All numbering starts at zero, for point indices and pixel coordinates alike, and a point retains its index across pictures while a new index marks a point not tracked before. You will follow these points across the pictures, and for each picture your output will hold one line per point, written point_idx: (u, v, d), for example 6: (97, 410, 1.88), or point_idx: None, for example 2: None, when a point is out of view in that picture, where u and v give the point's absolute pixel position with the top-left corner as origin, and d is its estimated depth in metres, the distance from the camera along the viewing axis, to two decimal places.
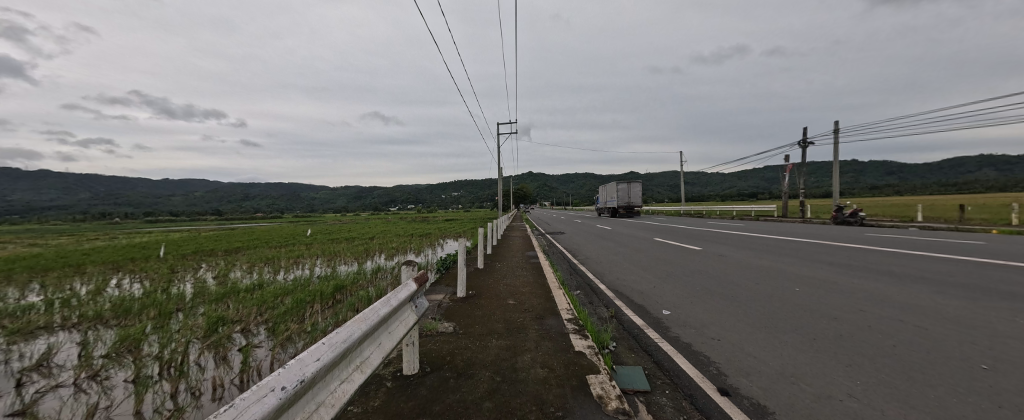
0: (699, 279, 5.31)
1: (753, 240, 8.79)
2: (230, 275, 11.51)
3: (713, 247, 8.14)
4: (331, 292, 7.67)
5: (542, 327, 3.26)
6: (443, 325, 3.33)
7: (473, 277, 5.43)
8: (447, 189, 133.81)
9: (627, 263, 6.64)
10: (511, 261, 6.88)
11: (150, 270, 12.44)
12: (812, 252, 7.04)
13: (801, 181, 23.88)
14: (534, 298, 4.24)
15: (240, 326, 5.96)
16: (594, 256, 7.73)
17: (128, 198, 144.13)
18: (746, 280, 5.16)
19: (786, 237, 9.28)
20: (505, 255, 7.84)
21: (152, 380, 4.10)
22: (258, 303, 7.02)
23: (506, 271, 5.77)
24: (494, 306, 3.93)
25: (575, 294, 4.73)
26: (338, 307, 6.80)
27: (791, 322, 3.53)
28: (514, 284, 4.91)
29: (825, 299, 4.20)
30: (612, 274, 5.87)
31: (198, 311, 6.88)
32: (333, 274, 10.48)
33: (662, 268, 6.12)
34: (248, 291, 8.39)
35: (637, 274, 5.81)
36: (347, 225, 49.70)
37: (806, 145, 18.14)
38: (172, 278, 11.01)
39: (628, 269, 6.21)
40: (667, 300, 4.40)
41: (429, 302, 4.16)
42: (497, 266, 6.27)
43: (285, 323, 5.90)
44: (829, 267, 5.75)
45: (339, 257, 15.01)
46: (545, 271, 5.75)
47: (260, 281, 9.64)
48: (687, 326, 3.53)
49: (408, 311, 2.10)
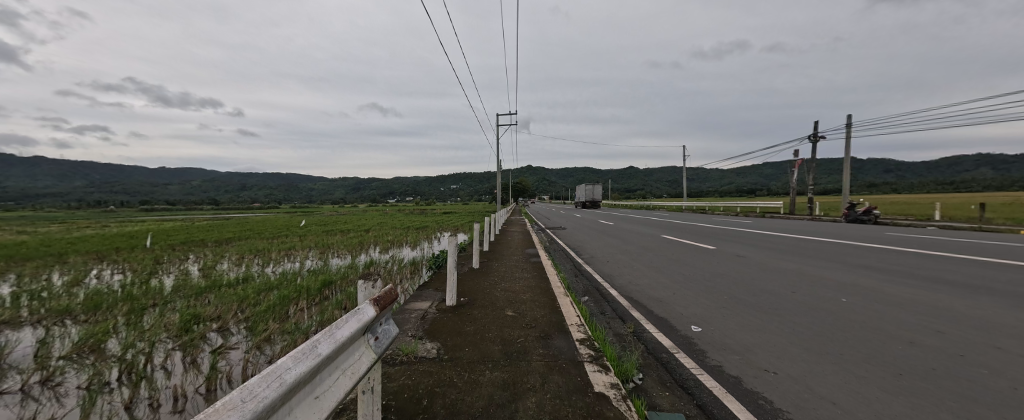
0: (722, 285, 4.91)
1: (769, 239, 8.39)
2: (217, 267, 11.07)
3: (727, 246, 7.73)
4: (319, 288, 7.26)
5: (548, 352, 2.84)
6: (425, 347, 2.91)
7: (468, 278, 5.03)
8: (446, 182, 133.15)
9: (636, 264, 6.23)
10: (510, 259, 6.48)
11: (133, 261, 11.98)
12: (839, 254, 6.65)
13: (809, 177, 23.38)
14: (536, 308, 3.84)
15: (217, 325, 5.54)
16: (599, 254, 7.33)
17: (123, 186, 142.86)
18: (776, 288, 4.75)
19: (803, 236, 8.88)
20: (506, 252, 7.43)
21: (108, 389, 3.69)
22: (239, 299, 6.61)
23: (504, 272, 5.37)
24: (490, 320, 3.51)
25: (583, 302, 4.35)
26: (325, 304, 6.40)
27: (854, 348, 3.09)
28: (512, 289, 4.50)
29: (879, 315, 3.79)
30: (623, 277, 5.46)
31: (176, 306, 6.47)
32: (323, 268, 10.05)
33: (676, 270, 5.72)
34: (232, 285, 7.98)
35: (650, 277, 5.41)
36: (343, 216, 49.16)
37: (819, 142, 17.60)
38: (155, 270, 10.54)
39: (639, 270, 5.81)
40: (693, 313, 3.99)
41: (414, 312, 3.78)
42: (494, 265, 5.85)
43: (265, 322, 5.50)
44: (865, 272, 5.37)
45: (332, 250, 14.57)
46: (548, 272, 5.35)
47: (247, 274, 9.22)
48: (727, 351, 3.11)
49: (358, 352, 1.53)
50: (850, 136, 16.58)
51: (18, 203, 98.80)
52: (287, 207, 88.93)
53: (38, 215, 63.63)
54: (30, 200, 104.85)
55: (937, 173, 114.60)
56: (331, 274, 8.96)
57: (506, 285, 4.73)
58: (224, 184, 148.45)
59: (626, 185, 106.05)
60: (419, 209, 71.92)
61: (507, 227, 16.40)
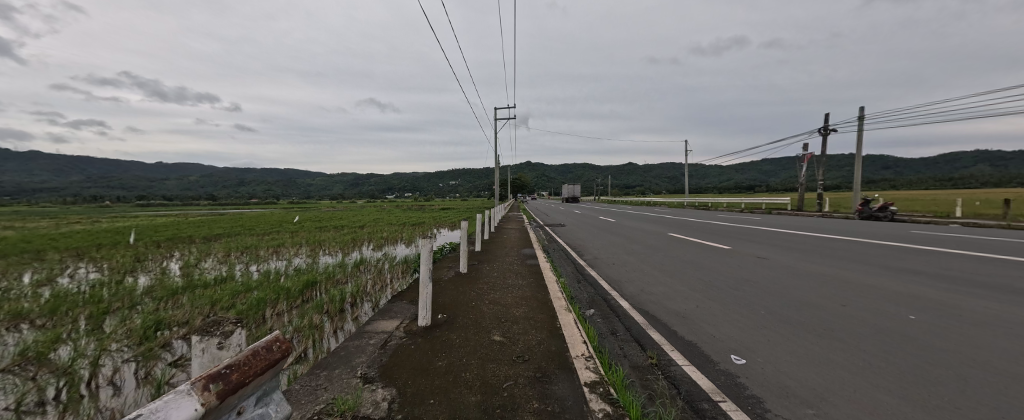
0: (754, 298, 4.35)
1: (785, 239, 7.94)
2: (199, 265, 10.60)
3: (743, 246, 7.25)
4: (301, 288, 6.80)
5: (544, 404, 2.27)
6: (372, 398, 2.31)
7: (449, 288, 4.53)
8: (444, 177, 132.09)
9: (648, 269, 5.72)
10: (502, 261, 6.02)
11: (112, 259, 11.51)
12: (875, 256, 6.14)
13: (818, 172, 22.81)
14: (530, 330, 3.32)
15: (183, 331, 5.10)
16: (603, 256, 6.84)
17: (119, 181, 141.94)
18: (821, 302, 4.18)
19: (821, 234, 8.42)
20: (503, 253, 6.98)
21: (39, 412, 3.20)
22: (213, 302, 6.14)
23: (495, 278, 4.89)
24: (468, 350, 2.97)
25: (589, 318, 3.82)
26: (305, 307, 5.99)
27: (959, 395, 2.43)
28: (502, 303, 4.01)
29: (961, 341, 3.17)
30: (634, 285, 4.92)
31: (144, 310, 6.01)
32: (310, 267, 9.60)
33: (696, 277, 5.18)
34: (210, 285, 7.51)
35: (665, 286, 4.86)
36: (339, 210, 48.40)
37: (828, 137, 17.14)
38: (133, 269, 10.06)
39: (652, 277, 5.28)
40: (730, 337, 3.38)
41: (375, 337, 3.29)
42: (485, 270, 5.35)
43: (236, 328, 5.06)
44: (915, 279, 4.86)
45: (323, 246, 14.10)
46: (547, 278, 4.85)
47: (229, 273, 8.76)
48: (791, 398, 2.46)
49: None
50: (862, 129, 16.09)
51: (12, 197, 97.86)
52: (286, 203, 88.69)
53: (32, 211, 63.08)
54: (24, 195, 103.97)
55: (937, 169, 114.47)
56: (316, 273, 8.49)
57: (493, 298, 4.26)
58: (220, 179, 147.59)
59: (625, 181, 105.57)
60: (416, 204, 71.70)
61: (504, 225, 15.94)
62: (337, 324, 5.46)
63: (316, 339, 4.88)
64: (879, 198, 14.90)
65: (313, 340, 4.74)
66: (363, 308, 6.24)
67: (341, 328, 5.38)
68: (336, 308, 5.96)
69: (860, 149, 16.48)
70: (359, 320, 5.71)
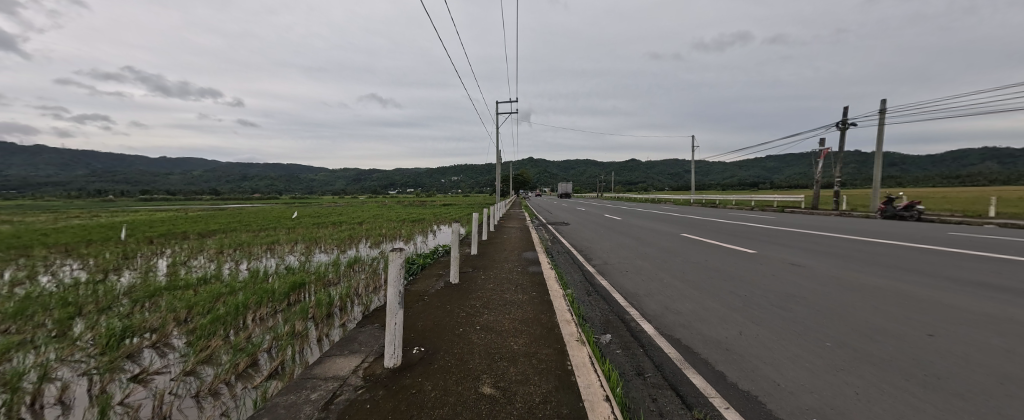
0: (811, 324, 3.53)
1: (812, 242, 7.39)
2: (189, 263, 10.21)
3: (773, 251, 6.65)
4: (287, 291, 6.34)
5: None
6: None
7: (432, 310, 3.78)
8: (446, 173, 131.59)
9: (674, 284, 4.94)
10: (502, 272, 5.30)
11: (102, 255, 11.20)
12: (928, 265, 5.52)
13: (835, 169, 22.02)
14: (532, 375, 2.48)
15: (152, 339, 4.68)
16: (615, 264, 6.23)
17: (122, 175, 142.62)
18: (902, 331, 3.31)
19: (851, 237, 7.84)
20: (503, 260, 6.30)
21: None
22: (190, 305, 5.71)
23: (490, 298, 4.13)
24: (445, 413, 2.11)
25: (607, 354, 3.03)
26: (288, 312, 5.54)
27: None
28: (497, 331, 3.23)
29: None
30: (660, 306, 4.17)
31: (115, 314, 5.57)
32: (302, 266, 9.19)
33: (732, 296, 4.38)
34: (193, 286, 7.11)
35: (698, 308, 4.06)
36: (339, 206, 48.22)
37: (846, 133, 16.45)
38: (120, 266, 9.71)
39: (680, 296, 4.49)
40: (799, 385, 2.51)
41: (324, 389, 2.54)
42: (480, 282, 4.75)
43: (210, 335, 4.65)
44: (987, 294, 4.22)
45: (318, 244, 13.67)
46: (553, 297, 4.14)
47: (216, 273, 8.34)
48: None
49: None
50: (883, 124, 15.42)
51: (16, 191, 98.38)
52: (288, 198, 88.84)
53: (37, 204, 63.52)
54: (28, 189, 104.55)
55: (945, 166, 112.95)
56: (307, 273, 8.07)
57: (487, 324, 3.48)
58: (223, 174, 148.04)
59: (628, 176, 104.93)
60: (419, 199, 71.58)
61: (506, 223, 15.45)
62: (322, 331, 5.01)
63: (297, 348, 4.44)
64: (902, 196, 14.26)
65: (291, 353, 4.26)
66: (353, 313, 5.76)
67: (326, 335, 4.93)
68: (323, 313, 5.51)
69: (882, 145, 15.80)
70: (346, 327, 5.24)
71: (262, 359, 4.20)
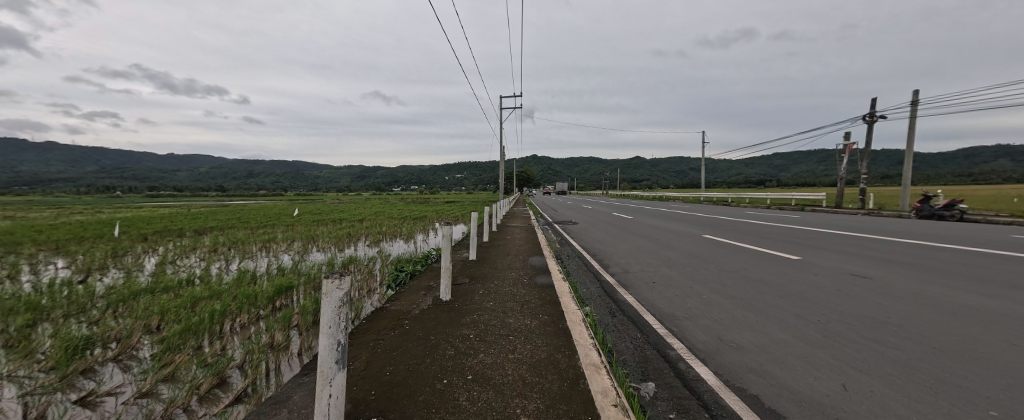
0: (931, 369, 2.72)
1: (855, 248, 6.76)
2: (176, 262, 9.69)
3: (819, 258, 6.07)
4: (270, 296, 5.83)
5: None
6: None
7: (408, 345, 3.07)
8: (449, 171, 130.89)
9: (723, 305, 4.20)
10: (504, 287, 4.63)
11: (89, 253, 10.73)
12: (1009, 275, 4.94)
13: (856, 166, 21.17)
14: None
15: (115, 351, 4.18)
16: (638, 275, 5.54)
17: (127, 172, 143.79)
18: None
19: (900, 241, 7.20)
20: (504, 270, 5.62)
21: None
22: (165, 310, 5.20)
23: (488, 328, 3.42)
24: None
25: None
26: (268, 320, 5.01)
27: None
28: (495, 386, 2.49)
29: None
30: (711, 337, 3.44)
31: (82, 321, 5.04)
32: (295, 267, 8.67)
33: (798, 323, 3.64)
34: (173, 288, 6.57)
35: (762, 341, 3.32)
36: (339, 204, 47.58)
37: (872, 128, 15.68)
38: (103, 266, 9.23)
39: (731, 322, 3.77)
40: None
41: None
42: (480, 302, 4.09)
43: (178, 347, 4.14)
44: None
45: (315, 243, 13.15)
46: (571, 327, 3.42)
47: (202, 275, 7.81)
48: None
49: None
50: (914, 117, 14.63)
51: (22, 187, 99.17)
52: (292, 194, 88.78)
53: (41, 201, 63.66)
54: (33, 185, 105.47)
55: (961, 164, 110.42)
56: (297, 275, 7.56)
57: (481, 368, 2.76)
58: (227, 171, 148.71)
59: (633, 173, 103.84)
60: (422, 197, 71.35)
61: (510, 222, 14.86)
62: (307, 342, 4.52)
63: (272, 364, 3.93)
64: (935, 195, 13.55)
65: (265, 369, 3.77)
66: None
67: (312, 345, 4.48)
68: (308, 320, 5.01)
69: (911, 140, 15.04)
70: None
71: (233, 377, 3.69)
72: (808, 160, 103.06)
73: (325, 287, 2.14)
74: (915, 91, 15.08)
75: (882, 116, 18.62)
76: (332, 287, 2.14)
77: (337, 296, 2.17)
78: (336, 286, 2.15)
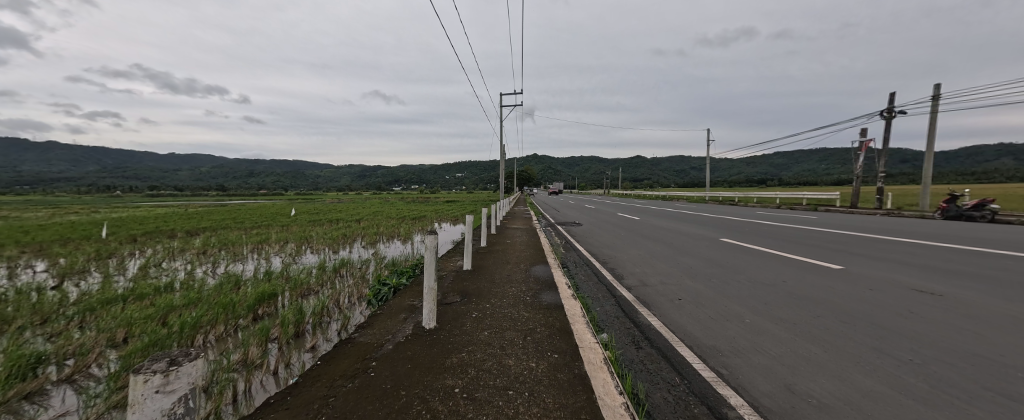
0: None
1: (895, 255, 6.29)
2: (160, 266, 9.25)
3: (866, 268, 5.55)
4: (251, 305, 5.40)
5: None
6: None
7: (365, 407, 2.25)
8: (449, 170, 130.43)
9: (779, 336, 3.38)
10: (503, 312, 3.93)
11: (72, 256, 10.29)
12: None
13: (868, 164, 20.69)
14: None
15: (66, 371, 3.74)
16: (659, 295, 4.75)
17: (127, 171, 143.74)
18: None
19: (942, 247, 6.75)
20: (502, 288, 4.93)
21: None
22: (134, 321, 4.76)
23: (479, 374, 2.61)
24: None
25: None
26: (244, 333, 4.60)
27: None
28: None
29: None
30: (779, 386, 2.56)
31: (43, 334, 4.59)
32: (284, 270, 8.22)
33: (886, 364, 2.80)
34: (150, 295, 6.14)
35: (853, 393, 2.44)
36: (337, 203, 47.26)
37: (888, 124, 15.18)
38: (85, 269, 8.82)
39: (796, 362, 2.90)
40: None
41: None
42: (473, 331, 3.40)
43: (140, 364, 3.73)
44: None
45: (308, 244, 12.71)
46: (593, 372, 2.59)
47: (186, 279, 7.37)
48: None
49: None
50: (934, 114, 14.14)
51: (22, 185, 99.62)
52: (291, 194, 88.56)
53: (40, 200, 63.69)
54: (32, 184, 105.23)
55: (964, 163, 109.78)
56: (285, 280, 7.13)
57: None
58: (227, 171, 148.45)
59: (634, 173, 103.66)
60: (421, 197, 70.96)
61: (511, 223, 14.37)
62: (286, 357, 4.10)
63: (242, 385, 3.49)
64: (961, 194, 13.12)
65: (232, 393, 3.32)
66: (325, 332, 4.83)
67: (293, 361, 4.07)
68: (289, 332, 4.59)
69: (932, 138, 14.55)
70: (317, 350, 4.33)
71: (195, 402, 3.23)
72: (811, 159, 102.51)
73: (135, 391, 1.97)
74: (935, 86, 14.58)
75: (899, 113, 18.07)
76: (147, 391, 1.98)
77: (157, 407, 2.00)
78: (154, 391, 2.00)
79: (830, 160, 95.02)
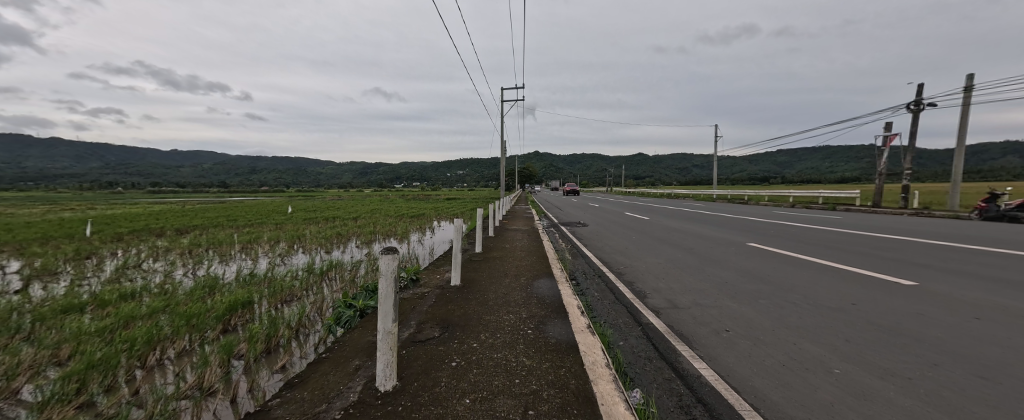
0: None
1: (964, 266, 5.70)
2: (137, 267, 8.63)
3: (946, 286, 4.92)
4: (219, 316, 4.83)
5: None
6: None
7: None
8: (449, 167, 129.68)
9: (901, 406, 2.53)
10: (491, 360, 3.28)
11: (46, 256, 9.66)
12: None
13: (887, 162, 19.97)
14: None
15: None
16: (710, 332, 3.95)
17: (127, 167, 143.43)
18: None
19: (1007, 255, 6.17)
20: (495, 318, 4.27)
21: None
22: (82, 336, 4.18)
23: None
24: None
25: None
26: (204, 350, 4.03)
27: None
28: None
29: None
30: None
31: None
32: (268, 274, 7.62)
33: None
34: (114, 303, 5.55)
35: None
36: (333, 200, 46.63)
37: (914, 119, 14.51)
38: (57, 271, 8.25)
39: None
40: None
41: None
42: (445, 393, 2.75)
43: (72, 387, 3.16)
44: None
45: (299, 244, 12.08)
46: None
47: (160, 284, 6.78)
48: None
49: None
50: (965, 110, 13.49)
51: (21, 181, 99.33)
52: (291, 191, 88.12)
53: (37, 195, 63.27)
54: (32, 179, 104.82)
55: (971, 161, 108.51)
56: (267, 285, 6.55)
57: None
58: (227, 167, 148.03)
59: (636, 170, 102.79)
60: (421, 194, 70.33)
61: (512, 224, 13.70)
62: (250, 380, 3.55)
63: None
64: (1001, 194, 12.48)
65: None
66: (299, 349, 4.26)
67: (260, 384, 3.51)
68: (258, 349, 4.03)
69: (962, 133, 13.91)
70: (288, 371, 3.78)
71: None
72: (815, 157, 101.51)
73: None
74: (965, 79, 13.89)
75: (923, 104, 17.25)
76: None
77: None
78: None
79: (836, 157, 94.01)
